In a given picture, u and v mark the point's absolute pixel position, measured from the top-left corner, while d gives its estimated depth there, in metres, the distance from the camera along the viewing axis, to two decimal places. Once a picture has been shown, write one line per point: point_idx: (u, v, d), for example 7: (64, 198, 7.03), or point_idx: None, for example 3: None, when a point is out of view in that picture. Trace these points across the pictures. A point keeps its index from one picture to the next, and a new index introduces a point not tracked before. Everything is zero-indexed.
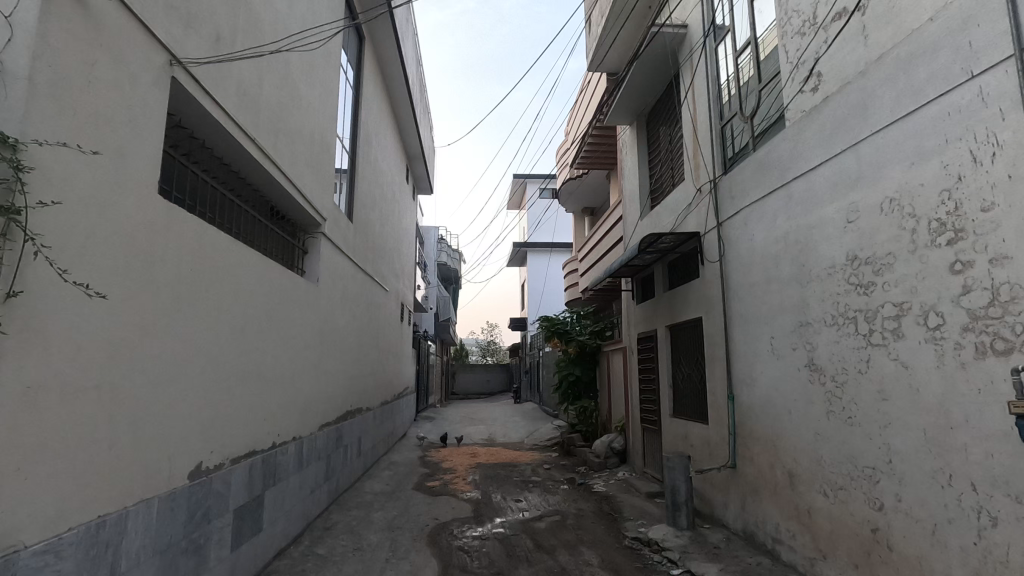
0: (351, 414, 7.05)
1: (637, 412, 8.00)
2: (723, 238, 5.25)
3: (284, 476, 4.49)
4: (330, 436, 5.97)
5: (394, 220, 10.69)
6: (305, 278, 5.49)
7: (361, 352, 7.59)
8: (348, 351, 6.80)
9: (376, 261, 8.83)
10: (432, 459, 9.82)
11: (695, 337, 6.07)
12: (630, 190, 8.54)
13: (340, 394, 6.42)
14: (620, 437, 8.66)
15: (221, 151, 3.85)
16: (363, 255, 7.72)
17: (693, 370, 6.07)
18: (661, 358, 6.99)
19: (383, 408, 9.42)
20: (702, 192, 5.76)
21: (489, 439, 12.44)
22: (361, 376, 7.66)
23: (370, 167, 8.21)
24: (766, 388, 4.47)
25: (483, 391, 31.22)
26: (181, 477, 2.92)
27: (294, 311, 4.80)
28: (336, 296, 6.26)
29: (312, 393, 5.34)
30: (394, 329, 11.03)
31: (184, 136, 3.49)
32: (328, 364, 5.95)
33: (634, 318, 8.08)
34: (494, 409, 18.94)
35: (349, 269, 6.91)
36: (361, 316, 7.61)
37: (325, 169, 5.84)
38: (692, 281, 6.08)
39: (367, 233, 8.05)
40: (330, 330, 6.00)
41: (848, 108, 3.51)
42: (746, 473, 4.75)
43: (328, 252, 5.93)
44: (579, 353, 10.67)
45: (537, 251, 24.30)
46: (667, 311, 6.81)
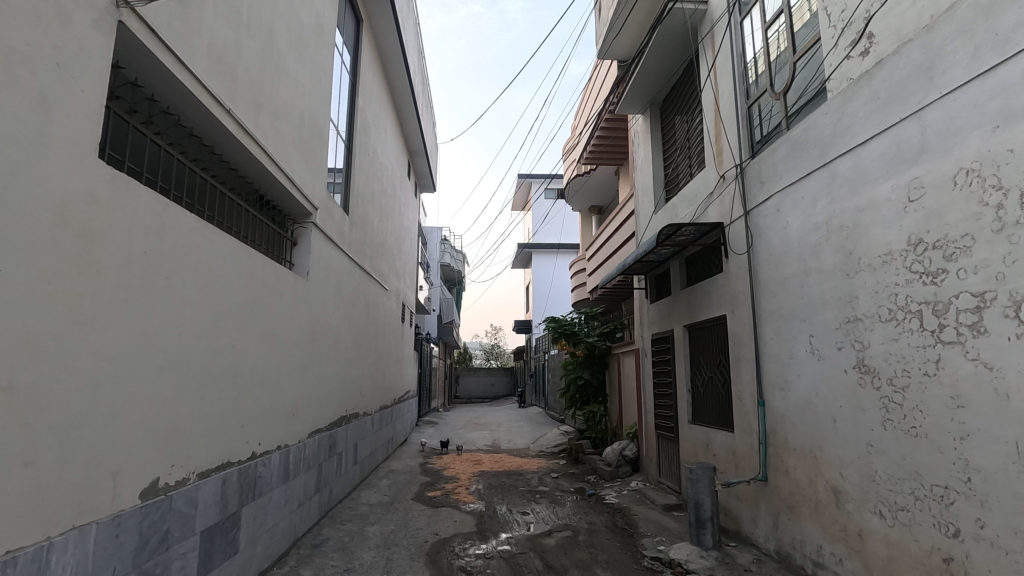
0: (345, 419, 6.59)
1: (651, 418, 7.51)
2: (752, 227, 4.78)
3: (266, 489, 4.03)
4: (322, 443, 5.52)
5: (394, 216, 10.25)
6: (294, 271, 5.03)
7: (357, 354, 7.13)
8: (342, 352, 6.34)
9: (375, 258, 8.38)
10: (433, 466, 9.35)
11: (717, 337, 5.61)
12: (643, 182, 8.10)
13: (333, 398, 5.96)
14: (632, 444, 8.17)
15: (187, 120, 3.40)
16: (360, 251, 7.26)
17: (715, 373, 5.61)
18: (678, 360, 6.53)
19: (381, 412, 8.97)
20: (726, 179, 5.29)
21: (492, 445, 11.94)
22: (358, 379, 7.20)
23: (368, 157, 7.78)
24: (804, 393, 4.00)
25: (487, 395, 30.71)
26: (132, 498, 2.48)
27: (279, 307, 4.35)
28: (330, 292, 5.81)
29: (301, 396, 4.89)
30: (395, 329, 10.58)
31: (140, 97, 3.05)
32: (321, 366, 5.49)
33: (648, 317, 7.61)
34: (498, 414, 18.42)
35: (344, 264, 6.45)
36: (357, 315, 7.15)
37: (317, 155, 5.40)
38: (715, 276, 5.60)
39: (365, 228, 7.59)
40: (322, 328, 5.55)
41: (909, 70, 3.05)
42: (781, 488, 4.27)
43: (321, 244, 5.49)
44: (587, 355, 10.19)
45: (542, 252, 23.80)
46: (685, 310, 6.34)
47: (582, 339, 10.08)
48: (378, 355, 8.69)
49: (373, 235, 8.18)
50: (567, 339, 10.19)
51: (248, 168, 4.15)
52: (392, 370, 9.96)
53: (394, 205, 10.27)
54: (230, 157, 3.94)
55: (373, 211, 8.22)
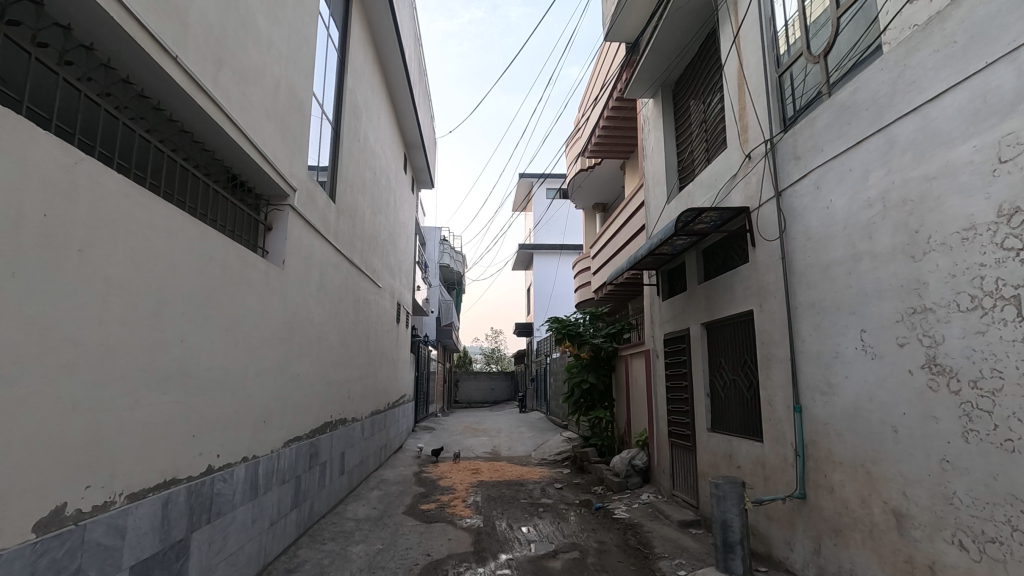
0: (330, 426, 6.01)
1: (664, 424, 6.93)
2: (785, 209, 4.22)
3: (227, 509, 3.47)
4: (302, 453, 4.97)
5: (390, 210, 9.72)
6: (268, 259, 4.46)
7: (344, 354, 6.56)
8: (327, 351, 5.79)
9: (366, 253, 7.84)
10: (429, 476, 8.75)
11: (742, 335, 5.05)
12: (653, 171, 7.55)
13: (315, 402, 5.40)
14: (642, 452, 7.58)
15: (116, 63, 2.83)
16: (348, 243, 6.70)
17: (740, 375, 5.04)
18: (695, 362, 5.97)
19: (373, 418, 8.39)
20: (753, 158, 4.74)
21: (492, 452, 11.36)
22: (345, 382, 6.63)
23: (358, 143, 7.25)
24: (854, 398, 3.43)
25: (487, 400, 30.10)
26: (20, 532, 1.91)
27: (246, 297, 3.80)
28: (311, 286, 5.26)
29: (274, 401, 4.33)
30: (389, 330, 10.02)
31: (47, 24, 2.49)
32: (299, 366, 4.92)
33: (660, 316, 7.05)
34: (498, 419, 17.83)
35: (329, 255, 5.89)
36: (345, 313, 6.58)
37: (297, 131, 4.87)
38: (739, 266, 5.03)
39: (355, 219, 7.05)
40: (302, 324, 4.99)
41: (999, 3, 2.50)
42: (823, 507, 3.70)
43: (301, 231, 4.94)
44: (592, 358, 9.61)
45: (544, 253, 23.23)
46: (703, 307, 5.78)
47: (587, 341, 9.48)
48: (370, 357, 8.14)
49: (364, 227, 7.64)
50: (571, 341, 9.56)
51: (205, 136, 3.58)
52: (385, 372, 9.39)
53: (390, 198, 9.75)
54: (181, 120, 3.37)
55: (365, 202, 7.67)
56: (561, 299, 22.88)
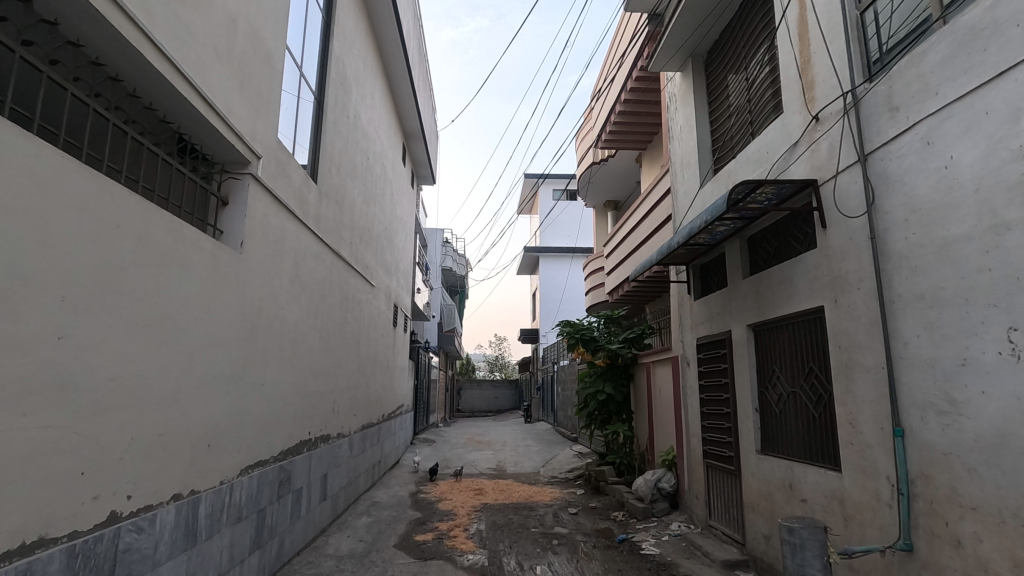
0: (308, 445, 5.12)
1: (696, 442, 6.00)
2: (874, 177, 3.33)
3: (143, 569, 2.57)
4: (267, 483, 4.06)
5: (385, 202, 8.84)
6: (222, 240, 3.57)
7: (327, 361, 5.68)
8: (303, 356, 4.89)
9: (357, 246, 6.96)
10: (426, 498, 7.80)
11: (806, 338, 4.13)
12: (681, 154, 6.66)
13: (287, 418, 4.51)
14: (669, 474, 6.63)
15: None
16: (332, 231, 5.81)
17: (803, 386, 4.13)
18: (739, 370, 5.04)
19: (364, 432, 7.49)
20: (822, 118, 3.85)
21: (497, 469, 10.42)
22: (328, 393, 5.74)
23: (347, 120, 6.39)
24: (995, 421, 2.53)
25: (488, 409, 29.13)
26: None
27: (183, 284, 2.93)
28: (283, 277, 4.39)
29: (227, 418, 3.44)
30: (385, 334, 9.14)
31: None
32: (264, 374, 4.03)
33: (691, 317, 6.15)
34: (501, 431, 16.85)
35: (309, 244, 5.02)
36: (328, 313, 5.70)
37: (265, 87, 4.02)
38: (802, 253, 4.13)
39: (342, 206, 6.19)
40: (269, 324, 4.11)
41: None
42: (942, 565, 2.78)
43: (268, 209, 4.07)
44: (608, 365, 8.70)
45: (550, 257, 22.33)
46: (750, 305, 4.87)
47: (602, 346, 8.60)
48: (360, 363, 7.25)
49: (354, 216, 6.77)
50: (584, 346, 8.69)
51: (113, 60, 2.68)
52: (379, 381, 8.50)
53: (385, 189, 8.87)
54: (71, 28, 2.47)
55: (355, 188, 6.81)
56: (569, 304, 21.98)
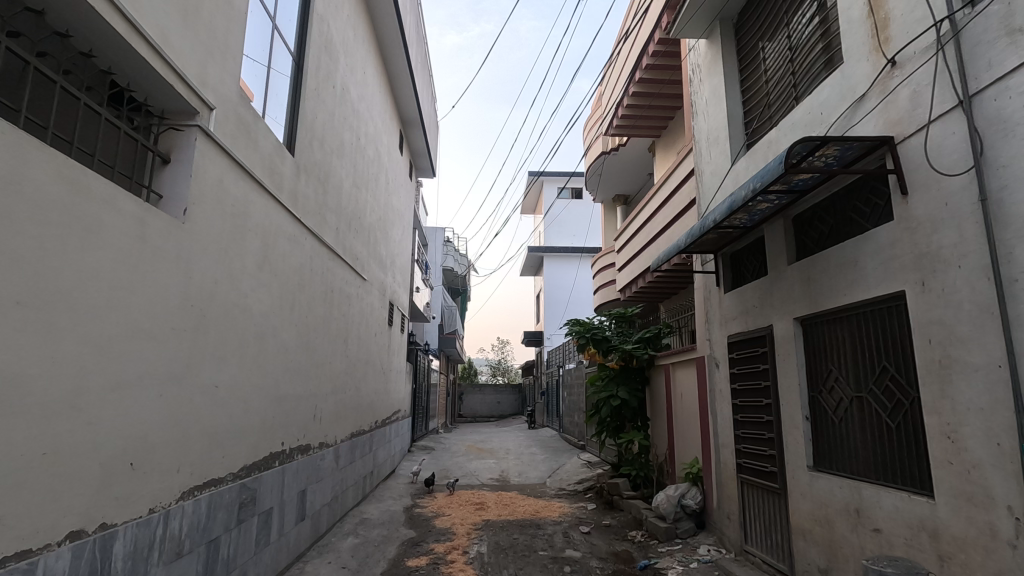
0: (282, 459, 4.40)
1: (728, 453, 5.26)
2: (986, 124, 2.60)
3: None
4: (222, 506, 3.35)
5: (379, 190, 8.15)
6: (159, 207, 2.85)
7: (307, 361, 4.97)
8: (274, 354, 4.18)
9: (345, 234, 6.24)
10: (422, 514, 7.08)
11: (876, 331, 3.41)
12: (706, 130, 5.93)
13: (252, 427, 3.80)
14: (694, 489, 5.89)
15: None
16: (314, 212, 5.10)
17: (873, 390, 3.40)
18: (784, 372, 4.32)
19: (354, 441, 6.77)
20: (901, 60, 3.13)
21: (500, 479, 9.67)
22: (308, 397, 5.03)
23: (333, 91, 5.71)
24: None
25: (491, 414, 28.37)
26: None
27: (88, 254, 2.22)
28: (247, 259, 3.68)
29: (163, 429, 2.74)
30: (379, 333, 8.44)
31: None
32: (220, 375, 3.32)
33: (722, 312, 5.42)
34: (505, 437, 16.09)
35: (283, 225, 4.33)
36: (308, 306, 5.00)
37: (224, 26, 3.32)
38: (872, 228, 3.42)
39: (326, 186, 5.48)
40: (227, 313, 3.41)
41: None
42: None
43: (227, 174, 3.37)
44: (622, 368, 7.98)
45: (555, 257, 21.59)
46: (799, 294, 4.14)
47: (616, 347, 7.86)
48: (349, 364, 6.53)
49: (341, 199, 6.07)
50: (596, 347, 7.95)
51: None
52: (371, 384, 7.79)
53: (380, 176, 8.18)
54: None
55: (343, 169, 6.11)
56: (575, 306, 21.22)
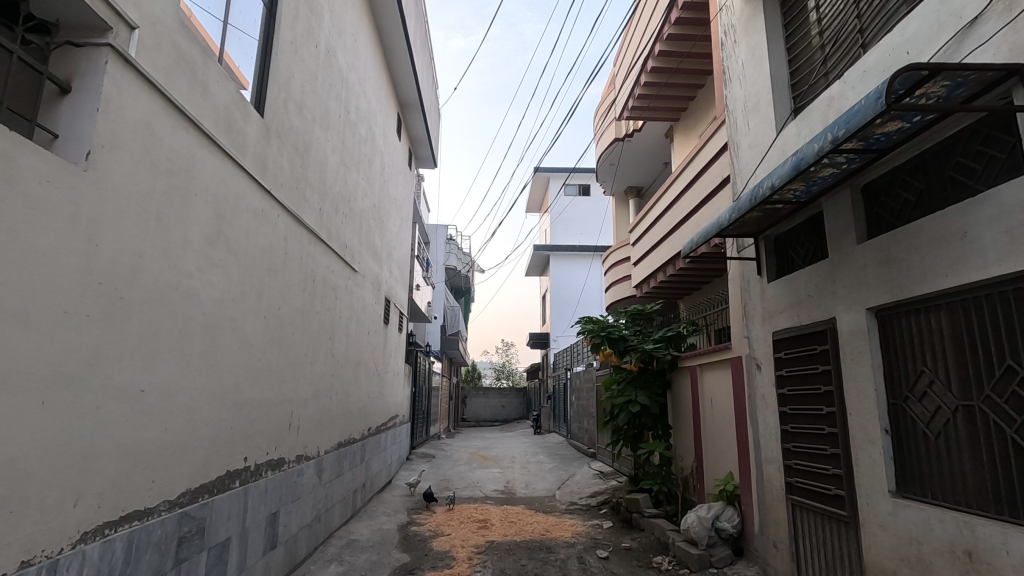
0: (244, 479, 3.64)
1: (774, 469, 4.48)
2: None
3: None
4: (150, 546, 2.59)
5: (372, 174, 7.43)
6: (51, 149, 2.14)
7: (279, 360, 4.21)
8: (232, 352, 3.44)
9: (329, 218, 5.49)
10: (418, 533, 6.31)
11: (995, 323, 2.65)
12: (743, 97, 5.18)
13: (199, 442, 3.05)
14: (730, 509, 5.11)
15: None
16: (290, 187, 4.37)
17: (992, 399, 2.64)
18: (853, 375, 3.54)
19: (341, 452, 6.01)
20: None
21: (505, 492, 8.89)
22: (281, 403, 4.28)
23: (316, 51, 4.99)
24: None
25: (495, 419, 27.59)
26: None
27: None
28: (192, 233, 2.94)
29: (45, 450, 1.99)
30: (373, 331, 7.71)
31: None
32: (148, 377, 2.58)
33: (766, 305, 4.65)
34: (510, 444, 15.26)
35: (246, 197, 3.59)
36: (281, 296, 4.25)
37: None
38: (989, 187, 2.68)
39: (306, 159, 4.75)
40: (161, 297, 2.67)
41: None
42: None
43: (160, 119, 2.65)
44: (640, 371, 7.22)
45: (562, 257, 20.85)
46: (875, 279, 3.37)
47: (634, 347, 7.11)
48: (335, 366, 5.77)
49: (326, 177, 5.34)
50: (612, 347, 7.21)
51: None
52: (363, 388, 7.04)
53: (373, 159, 7.45)
54: None
55: (328, 144, 5.38)
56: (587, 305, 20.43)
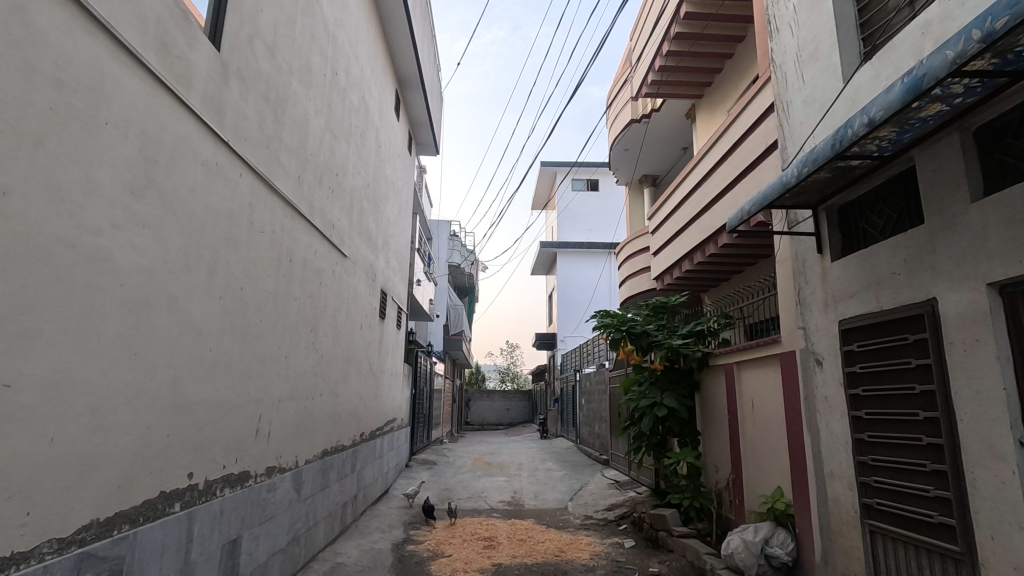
0: (190, 500, 2.88)
1: (844, 487, 3.69)
2: None
3: None
4: None
5: (367, 150, 6.69)
6: None
7: (241, 353, 3.45)
8: (170, 339, 2.68)
9: (311, 191, 4.74)
10: (415, 553, 5.54)
11: None
12: (795, 47, 4.40)
13: (114, 456, 2.30)
14: (781, 530, 4.32)
15: None
16: (257, 143, 3.61)
17: None
18: (966, 371, 2.77)
19: (326, 461, 5.24)
20: None
21: (512, 503, 8.10)
22: (245, 405, 3.52)
23: None
24: None
25: (499, 422, 26.81)
26: None
27: None
28: (101, 174, 2.19)
29: None
30: (367, 325, 6.95)
31: None
32: (18, 365, 1.82)
33: (831, 288, 3.87)
34: (516, 449, 14.46)
35: (192, 143, 2.85)
36: (245, 274, 3.49)
37: None
38: None
39: (280, 115, 4.00)
40: (44, 256, 1.92)
41: None
42: None
43: (40, 8, 1.90)
44: (665, 369, 6.44)
45: (570, 254, 20.09)
46: (1001, 246, 2.60)
47: (659, 343, 6.33)
48: (319, 363, 5.00)
49: (307, 141, 4.59)
50: (633, 343, 6.45)
51: None
52: (354, 388, 6.28)
53: (367, 133, 6.70)
54: None
55: (310, 104, 4.63)
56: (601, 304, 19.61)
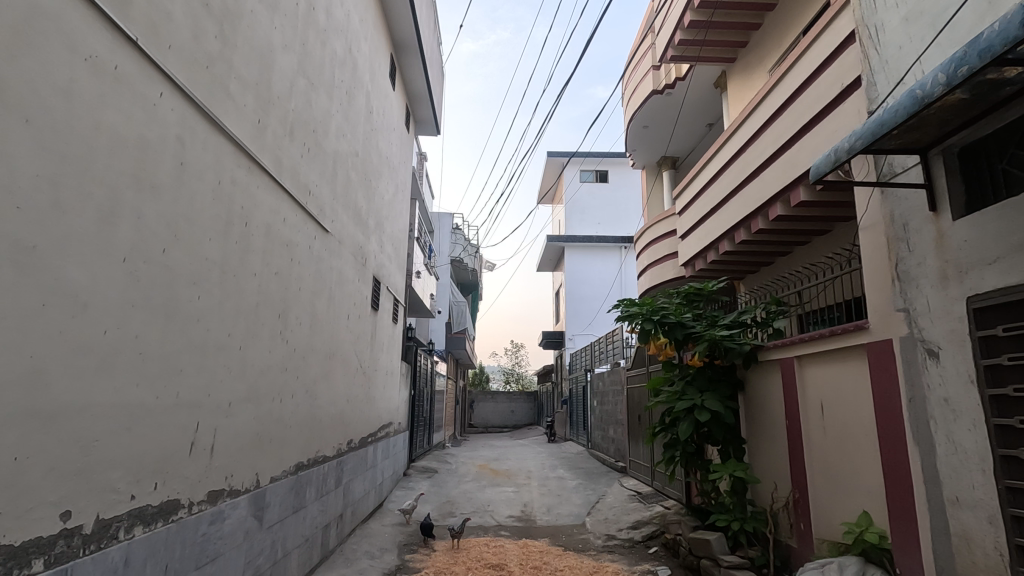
0: (68, 554, 1.97)
1: (979, 520, 2.74)
2: None
3: None
4: None
5: (354, 113, 5.78)
6: None
7: (165, 340, 2.53)
8: (21, 314, 1.77)
9: (279, 143, 3.82)
10: None
11: None
12: None
13: None
14: (871, 566, 3.38)
15: None
16: (191, 59, 2.69)
17: None
18: None
19: (301, 478, 4.31)
20: None
21: (522, 518, 7.17)
22: (173, 411, 2.60)
23: None
24: None
25: (502, 424, 25.86)
26: None
27: None
28: None
29: None
30: (355, 315, 6.03)
31: None
32: None
33: (953, 254, 2.93)
34: (523, 454, 13.49)
35: (70, 27, 1.94)
36: (171, 232, 2.57)
37: None
38: None
39: (229, 33, 3.08)
40: None
41: None
42: None
43: None
44: (703, 367, 5.49)
45: (579, 248, 19.16)
46: None
47: (698, 335, 5.38)
48: (290, 357, 4.07)
49: (272, 79, 3.68)
50: (668, 335, 5.50)
51: None
52: (338, 388, 5.35)
53: (355, 93, 5.80)
54: None
55: (276, 34, 3.72)
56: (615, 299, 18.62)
